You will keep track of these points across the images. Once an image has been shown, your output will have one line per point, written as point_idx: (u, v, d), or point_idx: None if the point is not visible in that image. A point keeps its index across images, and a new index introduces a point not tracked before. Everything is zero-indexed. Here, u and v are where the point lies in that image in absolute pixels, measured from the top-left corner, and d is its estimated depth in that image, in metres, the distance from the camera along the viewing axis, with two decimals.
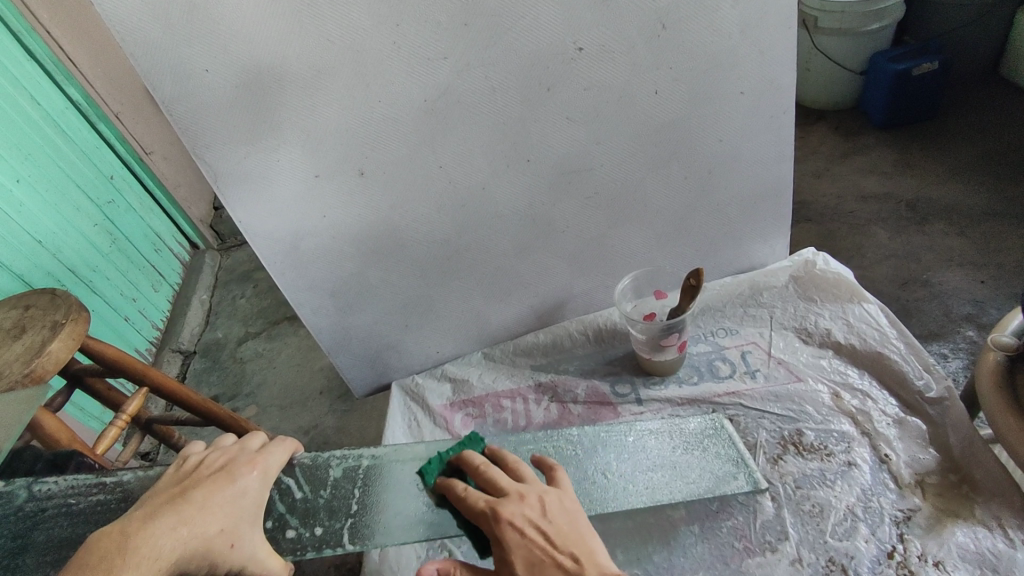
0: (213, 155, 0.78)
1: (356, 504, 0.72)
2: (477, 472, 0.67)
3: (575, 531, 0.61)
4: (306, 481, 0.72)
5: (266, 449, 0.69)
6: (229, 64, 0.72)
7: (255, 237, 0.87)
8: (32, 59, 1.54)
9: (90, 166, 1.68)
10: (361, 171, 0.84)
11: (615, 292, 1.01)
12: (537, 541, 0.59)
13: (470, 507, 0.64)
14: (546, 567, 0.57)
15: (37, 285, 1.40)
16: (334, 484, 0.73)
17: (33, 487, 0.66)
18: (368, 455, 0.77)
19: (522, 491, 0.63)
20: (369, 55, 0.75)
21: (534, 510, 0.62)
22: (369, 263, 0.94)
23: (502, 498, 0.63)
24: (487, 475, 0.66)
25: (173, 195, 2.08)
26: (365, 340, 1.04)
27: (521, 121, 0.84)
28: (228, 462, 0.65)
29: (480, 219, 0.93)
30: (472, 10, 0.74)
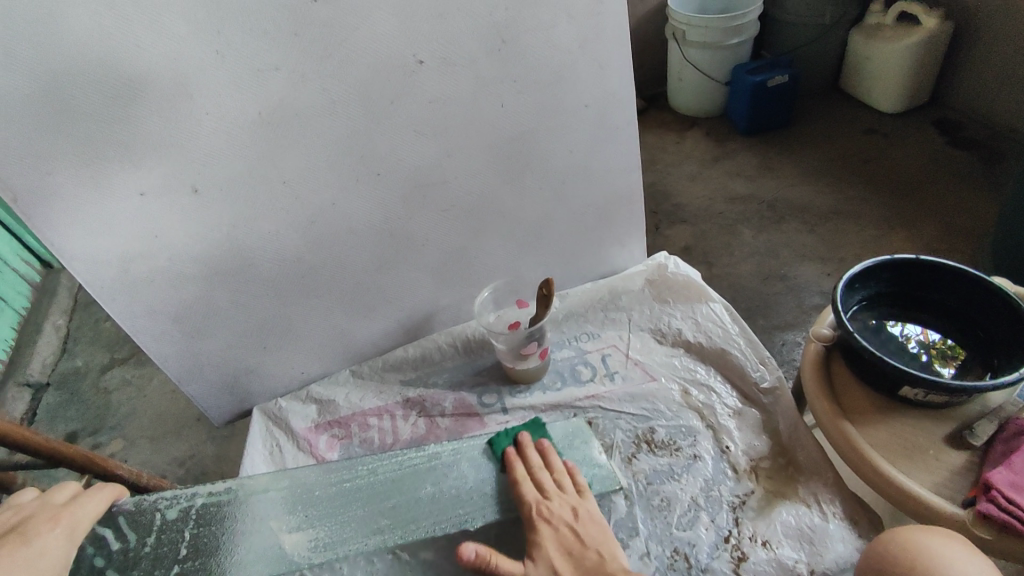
0: (10, 173, 0.70)
1: (186, 548, 0.68)
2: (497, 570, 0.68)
3: (598, 530, 0.73)
4: (129, 529, 0.69)
5: (76, 499, 0.63)
6: (21, 75, 0.65)
7: (72, 261, 0.79)
8: None
9: None
10: (194, 188, 0.79)
11: (478, 303, 1.02)
12: (569, 536, 0.72)
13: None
14: (580, 558, 0.71)
15: None
16: (164, 528, 0.69)
17: None
18: (206, 491, 0.73)
19: (578, 506, 0.75)
20: (189, 63, 0.70)
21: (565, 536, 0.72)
22: (214, 284, 0.89)
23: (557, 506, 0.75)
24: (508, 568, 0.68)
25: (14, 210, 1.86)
26: (220, 365, 0.98)
27: (368, 135, 0.83)
28: (24, 518, 0.59)
29: (335, 235, 0.90)
30: (300, 20, 0.72)
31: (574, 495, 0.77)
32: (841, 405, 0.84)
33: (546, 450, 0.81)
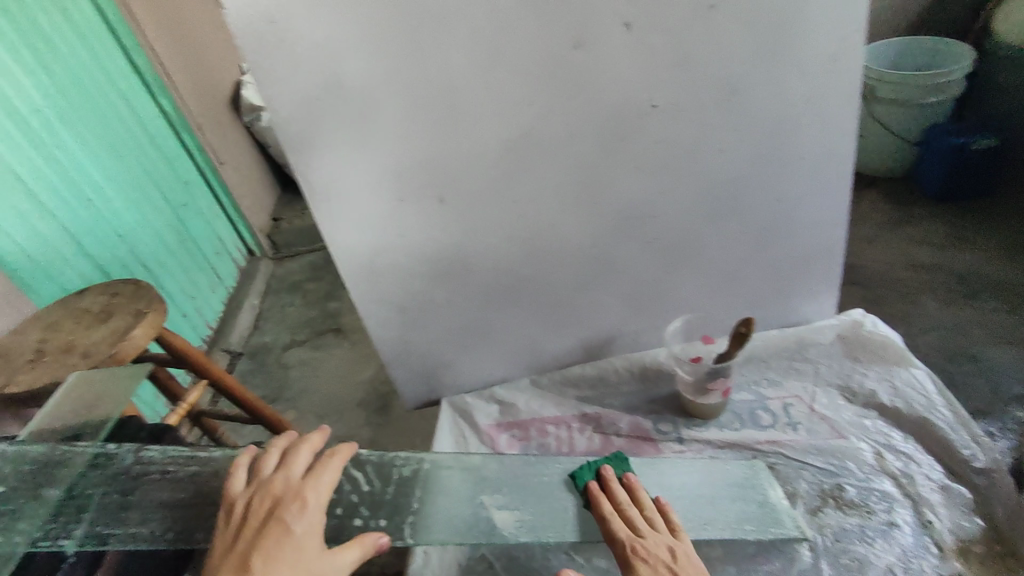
0: (312, 169, 0.88)
1: (417, 504, 0.77)
2: (618, 509, 0.78)
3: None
4: (376, 476, 0.77)
5: (313, 469, 0.67)
6: (341, 95, 0.83)
7: (337, 247, 0.95)
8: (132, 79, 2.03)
9: (169, 171, 2.20)
10: (440, 199, 0.92)
11: (667, 333, 1.09)
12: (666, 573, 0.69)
13: (612, 536, 0.74)
14: None
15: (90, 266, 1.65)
16: (393, 481, 0.78)
17: (138, 452, 0.69)
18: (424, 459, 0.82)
19: (652, 536, 0.73)
20: (464, 95, 0.84)
21: (670, 554, 0.71)
22: (437, 283, 1.01)
23: (640, 535, 0.73)
24: (622, 516, 0.76)
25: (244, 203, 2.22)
26: (422, 356, 1.11)
27: (594, 166, 0.92)
28: (278, 499, 0.63)
29: (546, 252, 1.00)
30: (560, 64, 0.82)
31: (669, 534, 0.74)
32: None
33: (633, 485, 0.80)
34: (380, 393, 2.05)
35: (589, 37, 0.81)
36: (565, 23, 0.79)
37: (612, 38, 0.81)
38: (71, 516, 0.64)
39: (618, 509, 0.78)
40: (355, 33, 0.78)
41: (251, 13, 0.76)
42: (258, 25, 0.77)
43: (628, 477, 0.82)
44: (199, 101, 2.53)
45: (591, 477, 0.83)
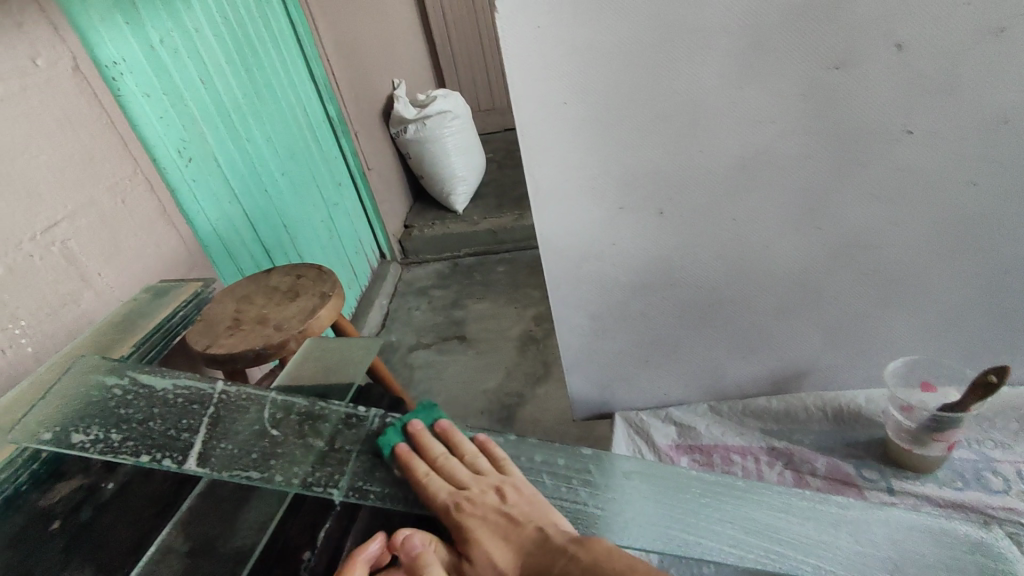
0: (541, 172, 0.89)
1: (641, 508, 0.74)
2: (437, 464, 0.66)
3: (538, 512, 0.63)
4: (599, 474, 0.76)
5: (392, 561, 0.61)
6: (587, 102, 0.83)
7: (547, 249, 0.97)
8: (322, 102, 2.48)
9: (328, 172, 2.49)
10: (661, 211, 0.92)
11: (886, 372, 1.02)
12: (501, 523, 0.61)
13: (430, 498, 0.62)
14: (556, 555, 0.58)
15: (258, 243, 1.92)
16: (576, 476, 0.74)
17: (384, 417, 0.74)
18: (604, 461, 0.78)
19: (485, 485, 0.64)
20: (705, 110, 0.82)
21: (499, 496, 0.63)
22: (636, 294, 1.01)
23: (465, 492, 0.63)
24: (445, 467, 0.65)
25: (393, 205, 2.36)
26: (603, 365, 1.11)
27: (827, 191, 0.88)
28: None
29: (754, 275, 0.97)
30: (814, 84, 0.79)
31: (484, 475, 0.66)
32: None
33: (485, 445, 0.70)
34: (507, 402, 2.07)
35: (853, 58, 0.77)
36: (826, 44, 0.76)
37: (879, 60, 0.76)
38: (332, 470, 0.66)
39: (434, 468, 0.65)
40: (615, 41, 0.77)
41: (519, 15, 0.76)
42: (523, 29, 0.77)
43: (477, 438, 0.71)
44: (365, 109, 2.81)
45: (399, 439, 0.68)
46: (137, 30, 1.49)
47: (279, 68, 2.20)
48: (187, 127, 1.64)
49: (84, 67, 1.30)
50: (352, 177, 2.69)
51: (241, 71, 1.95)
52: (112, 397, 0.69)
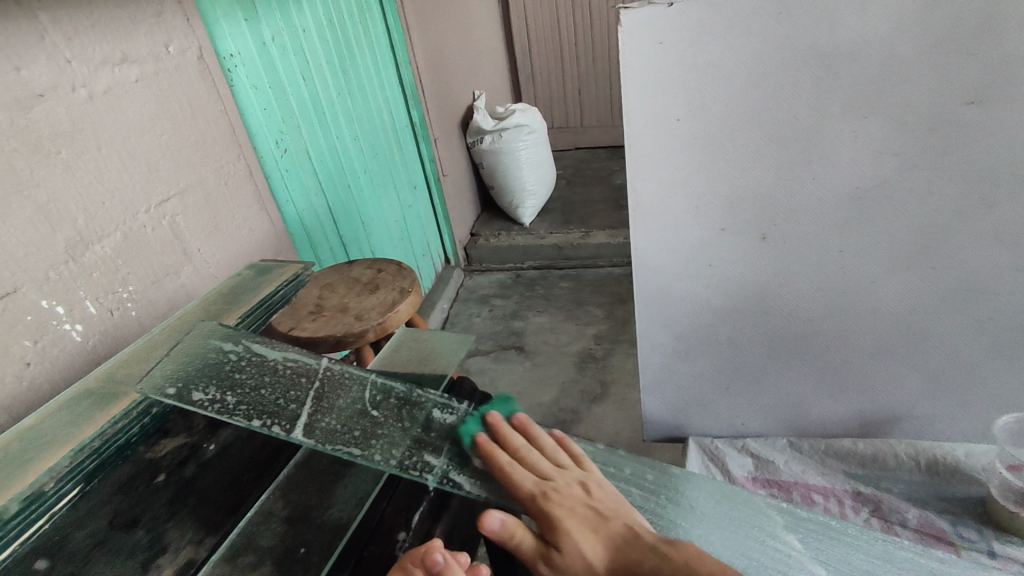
0: (644, 186, 0.91)
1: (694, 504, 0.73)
2: (515, 456, 0.71)
3: (623, 508, 0.68)
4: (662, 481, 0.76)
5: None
6: (700, 120, 0.85)
7: (640, 263, 0.97)
8: (407, 106, 2.56)
9: (405, 175, 2.56)
10: (763, 236, 0.91)
11: (995, 427, 0.98)
12: (587, 513, 0.66)
13: (516, 487, 0.67)
14: (642, 543, 0.63)
15: (336, 232, 2.00)
16: (647, 494, 0.74)
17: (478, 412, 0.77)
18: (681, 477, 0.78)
19: (560, 481, 0.69)
20: (826, 138, 0.82)
21: (582, 489, 0.69)
22: (726, 318, 0.99)
23: (546, 487, 0.68)
24: (527, 459, 0.70)
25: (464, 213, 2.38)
26: (681, 388, 1.09)
27: (946, 229, 0.85)
28: None
29: (855, 311, 0.94)
30: (946, 117, 0.78)
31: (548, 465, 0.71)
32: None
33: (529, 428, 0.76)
34: (562, 417, 2.06)
35: (991, 94, 0.75)
36: (968, 79, 0.75)
37: (1020, 97, 0.74)
38: (428, 458, 0.66)
39: (515, 458, 0.70)
40: (736, 62, 0.79)
41: (643, 31, 0.79)
42: (646, 46, 0.80)
43: (517, 417, 0.77)
44: (444, 115, 2.87)
45: (479, 429, 0.73)
46: (253, 27, 1.59)
47: (371, 71, 2.28)
48: (285, 120, 1.72)
49: (206, 56, 1.38)
50: (427, 182, 2.76)
51: (337, 71, 2.04)
52: (228, 360, 0.74)
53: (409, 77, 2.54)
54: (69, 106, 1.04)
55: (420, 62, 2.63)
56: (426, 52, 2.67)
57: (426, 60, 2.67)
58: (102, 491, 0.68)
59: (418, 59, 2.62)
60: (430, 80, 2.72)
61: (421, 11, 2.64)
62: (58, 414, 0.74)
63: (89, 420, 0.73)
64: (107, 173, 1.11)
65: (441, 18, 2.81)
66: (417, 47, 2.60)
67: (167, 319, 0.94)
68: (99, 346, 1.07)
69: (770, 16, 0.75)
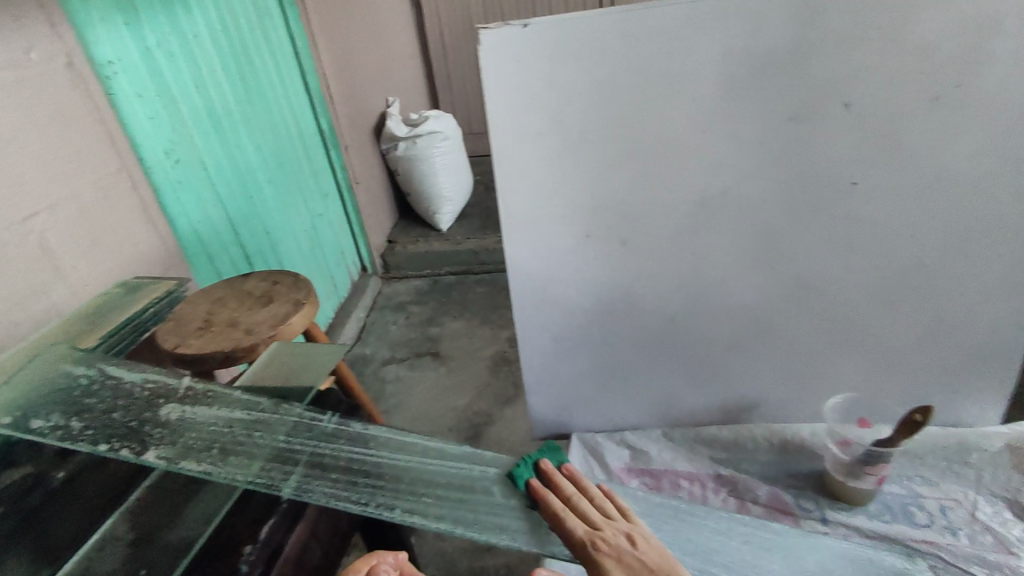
0: (513, 196, 0.95)
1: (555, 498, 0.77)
2: (566, 503, 0.73)
3: (664, 555, 0.67)
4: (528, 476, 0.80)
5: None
6: (560, 134, 0.90)
7: (515, 269, 1.02)
8: (315, 114, 2.53)
9: (314, 184, 2.52)
10: (624, 242, 0.98)
11: (824, 406, 1.08)
12: (632, 558, 0.66)
13: (567, 533, 0.68)
14: None
15: (235, 244, 1.94)
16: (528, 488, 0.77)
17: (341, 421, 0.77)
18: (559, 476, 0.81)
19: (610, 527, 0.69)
20: (673, 151, 0.90)
21: (629, 540, 0.68)
22: (597, 319, 1.06)
23: (597, 530, 0.68)
24: (576, 507, 0.72)
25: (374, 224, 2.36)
26: (562, 388, 1.14)
27: (781, 233, 0.94)
28: None
29: (710, 309, 1.02)
30: (772, 133, 0.87)
31: (606, 516, 0.71)
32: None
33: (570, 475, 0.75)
34: (475, 421, 2.10)
35: (807, 113, 0.85)
36: (788, 99, 0.84)
37: (829, 115, 0.85)
38: (285, 469, 0.67)
39: (567, 504, 0.72)
40: (588, 81, 0.86)
41: (502, 49, 0.85)
42: (506, 63, 0.86)
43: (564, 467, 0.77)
44: (355, 123, 2.85)
45: (530, 474, 0.75)
46: (133, 31, 1.52)
47: (273, 78, 2.24)
48: (175, 129, 1.66)
49: (77, 64, 1.33)
50: (339, 190, 2.72)
51: (234, 78, 1.99)
52: (81, 388, 0.75)
53: (315, 84, 2.50)
54: None
55: (327, 68, 2.60)
56: (333, 59, 2.65)
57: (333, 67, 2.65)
58: None
59: (325, 66, 2.59)
60: (339, 86, 2.69)
61: (326, 17, 2.61)
62: None
63: None
64: None
65: (348, 23, 2.79)
66: (324, 54, 2.57)
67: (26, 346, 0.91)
68: None
69: (617, 42, 0.83)
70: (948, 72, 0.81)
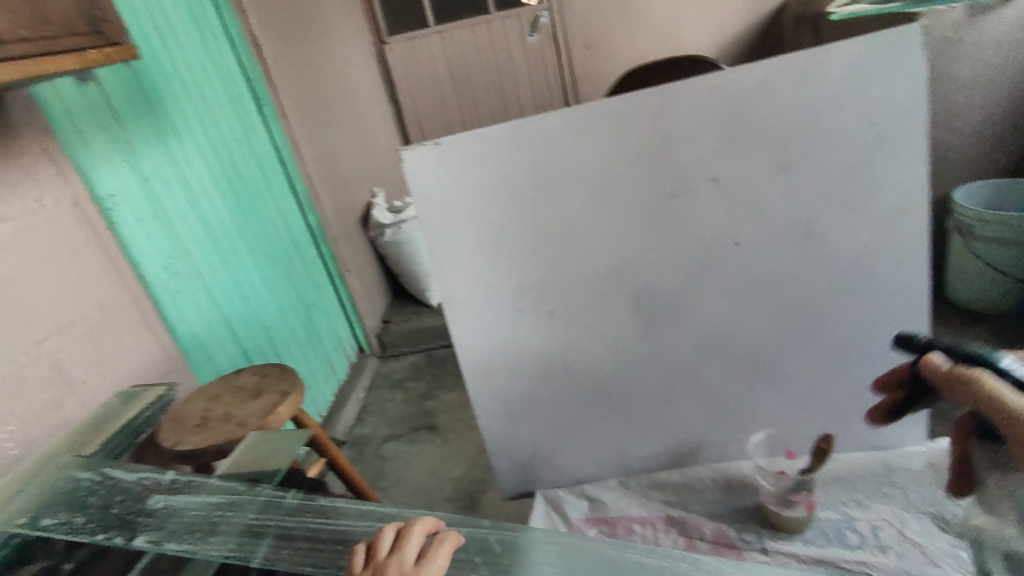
0: (450, 283, 1.10)
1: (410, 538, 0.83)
2: None
3: None
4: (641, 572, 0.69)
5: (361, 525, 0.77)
6: (487, 228, 1.06)
7: (463, 348, 1.15)
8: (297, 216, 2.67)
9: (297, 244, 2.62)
10: (552, 311, 1.11)
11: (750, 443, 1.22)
12: None
13: None
14: None
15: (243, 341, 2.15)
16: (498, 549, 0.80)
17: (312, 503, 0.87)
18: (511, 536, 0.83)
19: None
20: (574, 232, 1.05)
21: None
22: (542, 383, 1.17)
23: None
24: None
25: (358, 308, 3.06)
26: (524, 448, 1.24)
27: (685, 290, 1.08)
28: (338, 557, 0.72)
29: (638, 364, 1.15)
30: (659, 207, 1.02)
31: None
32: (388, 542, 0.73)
33: None
34: (471, 488, 2.20)
35: (682, 191, 1.00)
36: (665, 180, 1.00)
37: (702, 191, 1.00)
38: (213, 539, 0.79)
39: None
40: (493, 178, 1.03)
41: (420, 161, 1.03)
42: (419, 173, 1.03)
43: None
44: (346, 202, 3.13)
45: None
46: (134, 165, 1.78)
47: (259, 182, 2.43)
48: (175, 246, 1.88)
49: (85, 206, 1.57)
50: (331, 279, 2.88)
51: (230, 196, 2.23)
52: (84, 487, 0.91)
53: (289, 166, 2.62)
54: None
55: (315, 173, 2.85)
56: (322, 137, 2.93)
57: (325, 170, 2.94)
58: None
59: (312, 174, 2.82)
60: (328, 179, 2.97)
61: (290, 44, 2.77)
62: None
63: None
64: None
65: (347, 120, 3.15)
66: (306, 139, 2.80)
67: (35, 456, 1.04)
68: None
69: (513, 137, 1.00)
70: (794, 144, 0.96)
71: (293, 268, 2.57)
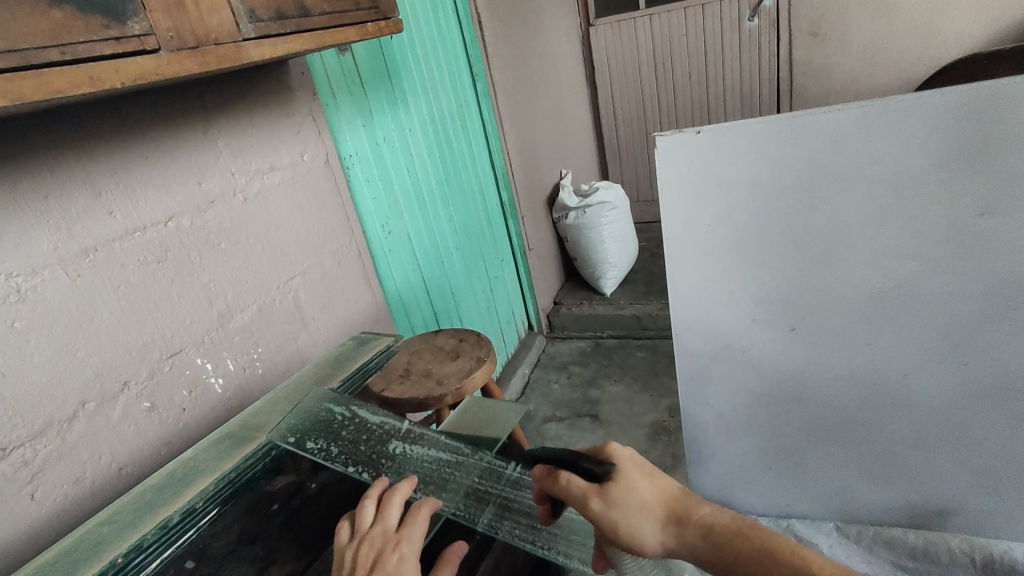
0: (707, 280, 1.34)
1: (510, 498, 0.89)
2: None
3: None
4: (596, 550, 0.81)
5: (406, 520, 0.78)
6: (749, 237, 1.27)
7: (715, 341, 1.41)
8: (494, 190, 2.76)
9: (491, 216, 2.73)
10: (795, 327, 1.32)
11: None
12: None
13: None
14: None
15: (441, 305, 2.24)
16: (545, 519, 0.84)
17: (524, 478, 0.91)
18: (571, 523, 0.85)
19: None
20: (845, 241, 1.21)
21: None
22: (779, 384, 1.40)
23: None
24: None
25: (532, 286, 3.08)
26: (760, 443, 1.50)
27: (970, 314, 1.19)
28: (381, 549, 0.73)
29: (893, 380, 1.31)
30: (960, 229, 1.13)
31: None
32: (382, 558, 0.71)
33: None
34: None
35: (994, 211, 1.10)
36: (973, 201, 1.10)
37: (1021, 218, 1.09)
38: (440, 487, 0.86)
39: None
40: (759, 184, 1.21)
41: (680, 157, 1.25)
42: (683, 168, 1.25)
43: None
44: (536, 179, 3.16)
45: None
46: (370, 129, 1.94)
47: (468, 153, 2.56)
48: (391, 206, 2.03)
49: (332, 160, 1.73)
50: (513, 255, 2.94)
51: (439, 163, 2.34)
52: (335, 417, 1.05)
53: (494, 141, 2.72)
54: (231, 209, 1.39)
55: (516, 148, 2.92)
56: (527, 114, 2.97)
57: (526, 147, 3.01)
58: (233, 512, 0.91)
59: (512, 149, 2.90)
60: (526, 155, 3.03)
61: (507, 19, 2.84)
62: (213, 450, 1.02)
63: (229, 458, 1.00)
64: (251, 258, 1.44)
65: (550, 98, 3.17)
66: (509, 111, 2.86)
67: (289, 383, 1.23)
68: (235, 395, 1.38)
69: (792, 149, 1.17)
70: None
71: (484, 238, 2.67)
